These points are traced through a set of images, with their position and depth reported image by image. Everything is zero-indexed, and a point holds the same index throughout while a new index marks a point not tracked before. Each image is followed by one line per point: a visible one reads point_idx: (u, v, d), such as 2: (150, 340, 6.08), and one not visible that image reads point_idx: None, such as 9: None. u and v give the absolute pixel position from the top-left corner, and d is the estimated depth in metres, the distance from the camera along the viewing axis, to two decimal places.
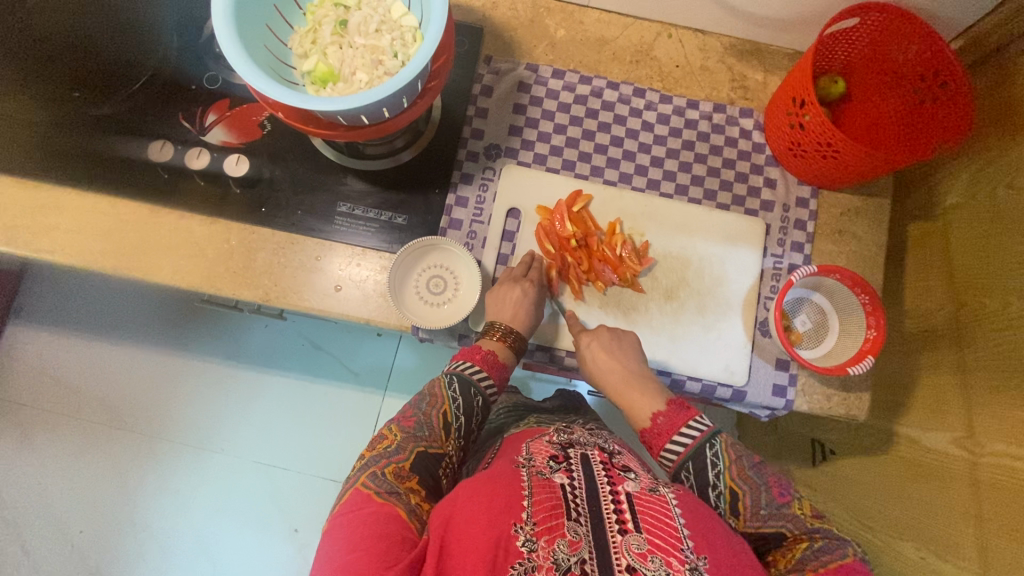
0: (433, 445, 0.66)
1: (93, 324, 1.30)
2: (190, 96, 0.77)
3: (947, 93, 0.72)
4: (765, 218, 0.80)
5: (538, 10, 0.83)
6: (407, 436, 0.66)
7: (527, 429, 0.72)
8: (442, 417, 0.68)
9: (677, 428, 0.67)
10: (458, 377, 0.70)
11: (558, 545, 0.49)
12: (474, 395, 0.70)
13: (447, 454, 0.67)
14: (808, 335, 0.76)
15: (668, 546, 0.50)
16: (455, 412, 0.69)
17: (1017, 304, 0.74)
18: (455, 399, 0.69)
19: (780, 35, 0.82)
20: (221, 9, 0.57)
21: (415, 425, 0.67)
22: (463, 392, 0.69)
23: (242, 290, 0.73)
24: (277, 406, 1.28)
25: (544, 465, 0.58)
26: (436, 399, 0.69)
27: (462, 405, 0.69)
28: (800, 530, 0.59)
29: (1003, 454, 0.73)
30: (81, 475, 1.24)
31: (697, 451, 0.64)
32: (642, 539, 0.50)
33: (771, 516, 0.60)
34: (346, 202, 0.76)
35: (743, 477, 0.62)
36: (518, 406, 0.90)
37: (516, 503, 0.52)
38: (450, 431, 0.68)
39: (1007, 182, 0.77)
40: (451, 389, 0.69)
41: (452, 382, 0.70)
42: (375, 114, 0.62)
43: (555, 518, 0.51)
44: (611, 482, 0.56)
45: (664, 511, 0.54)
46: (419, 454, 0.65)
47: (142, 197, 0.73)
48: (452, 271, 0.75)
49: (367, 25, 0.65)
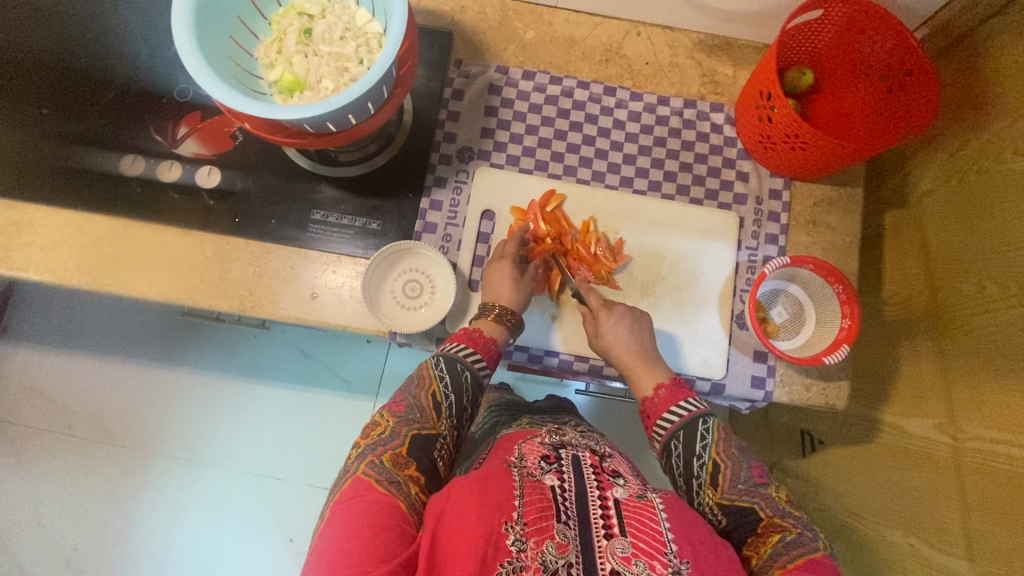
0: (426, 426, 0.66)
1: (79, 339, 1.29)
2: (160, 109, 0.76)
3: (913, 81, 0.73)
4: (739, 211, 0.80)
5: (507, 12, 0.84)
6: (400, 420, 0.65)
7: (521, 429, 0.72)
8: (431, 398, 0.68)
9: (677, 400, 0.68)
10: (445, 356, 0.69)
11: (546, 547, 0.49)
12: (461, 370, 0.68)
13: (441, 434, 0.67)
14: (785, 326, 0.76)
15: (653, 550, 0.50)
16: (445, 391, 0.68)
17: (991, 288, 0.74)
18: (443, 378, 0.68)
19: (747, 29, 0.82)
20: (182, 21, 0.57)
21: (405, 408, 0.67)
22: (450, 369, 0.68)
23: (219, 301, 0.73)
24: (267, 415, 1.28)
25: (535, 466, 0.58)
26: (424, 380, 0.68)
27: (450, 383, 0.68)
28: (772, 510, 0.60)
29: (984, 438, 0.74)
30: (72, 491, 1.24)
31: (689, 422, 0.66)
32: (627, 542, 0.50)
33: (746, 491, 0.62)
34: (320, 209, 0.76)
35: (728, 452, 0.64)
36: (507, 405, 0.90)
37: (507, 502, 0.52)
38: (440, 411, 0.67)
39: (977, 167, 0.78)
40: (438, 367, 0.69)
41: (439, 361, 0.69)
42: (341, 121, 0.63)
43: (544, 519, 0.51)
44: (600, 486, 0.56)
45: (650, 516, 0.54)
46: (414, 438, 0.64)
47: (114, 211, 0.73)
48: (429, 275, 0.75)
49: (331, 33, 0.65)
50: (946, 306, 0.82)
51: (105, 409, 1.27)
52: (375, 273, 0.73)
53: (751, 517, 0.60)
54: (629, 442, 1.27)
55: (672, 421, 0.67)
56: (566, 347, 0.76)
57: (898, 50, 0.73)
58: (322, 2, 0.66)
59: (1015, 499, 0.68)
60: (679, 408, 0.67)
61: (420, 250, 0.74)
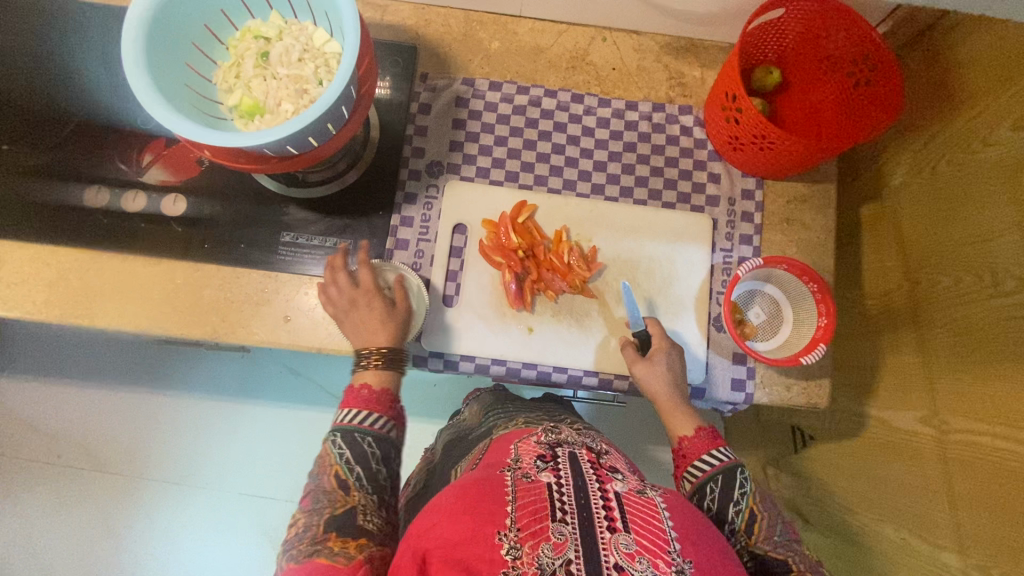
0: (338, 504, 0.57)
1: (57, 370, 1.27)
2: (125, 139, 0.75)
3: (879, 76, 0.72)
4: (712, 213, 0.80)
5: (471, 24, 0.83)
6: (308, 513, 0.57)
7: (519, 429, 0.69)
8: (334, 479, 0.60)
9: (705, 451, 0.66)
10: (341, 430, 0.62)
11: (542, 549, 0.46)
12: (361, 439, 0.62)
13: (359, 505, 0.58)
14: (762, 327, 0.76)
15: (656, 547, 0.48)
16: (346, 467, 0.60)
17: (967, 278, 0.74)
18: (341, 453, 0.61)
19: (712, 30, 0.82)
20: (131, 53, 0.57)
21: (311, 501, 0.59)
22: (348, 443, 0.61)
23: (191, 329, 0.72)
24: (256, 435, 1.27)
25: (531, 466, 0.55)
26: (324, 464, 0.61)
27: (352, 454, 0.61)
28: (807, 565, 0.57)
29: (969, 430, 0.73)
30: (63, 523, 1.23)
31: (728, 469, 0.63)
32: (630, 538, 0.48)
33: (783, 543, 0.59)
34: (289, 232, 0.75)
35: (764, 503, 0.62)
36: (498, 407, 0.87)
37: (500, 509, 0.49)
38: (350, 485, 0.59)
39: (948, 158, 0.78)
40: (334, 445, 0.61)
41: (335, 438, 0.62)
42: (302, 143, 0.62)
43: (539, 521, 0.48)
44: (599, 480, 0.53)
45: (652, 512, 0.51)
46: (329, 517, 0.56)
47: (81, 243, 0.73)
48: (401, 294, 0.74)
49: (289, 55, 0.64)
50: (925, 296, 0.82)
51: (90, 438, 1.25)
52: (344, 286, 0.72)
53: (782, 569, 0.58)
54: (622, 445, 1.26)
55: (710, 465, 0.64)
56: (544, 359, 0.75)
57: (863, 44, 0.72)
58: (278, 24, 0.66)
59: (1005, 491, 0.66)
60: (716, 454, 0.65)
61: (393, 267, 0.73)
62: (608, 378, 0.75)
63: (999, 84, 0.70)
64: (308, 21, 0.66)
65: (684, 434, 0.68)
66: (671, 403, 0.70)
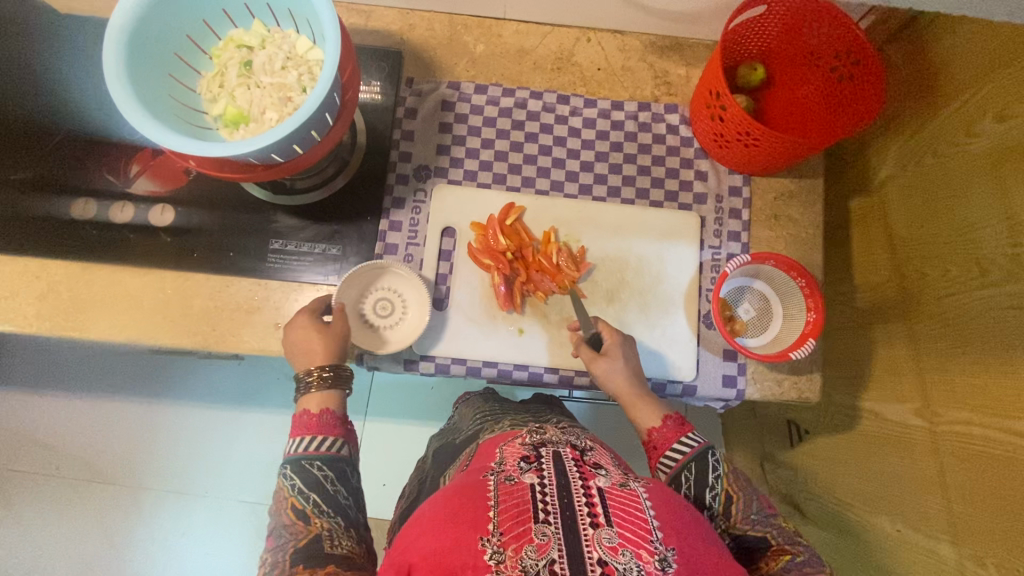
0: (302, 534, 0.57)
1: (50, 383, 1.26)
2: (111, 150, 0.75)
3: (862, 71, 0.72)
4: (700, 211, 0.80)
5: (455, 28, 0.83)
6: (274, 551, 0.57)
7: (506, 431, 0.68)
8: (292, 512, 0.59)
9: (673, 441, 0.66)
10: (291, 461, 0.62)
11: (525, 552, 0.46)
12: (311, 464, 0.61)
13: (325, 530, 0.58)
14: (752, 322, 0.76)
15: (638, 537, 0.48)
16: (301, 497, 0.59)
17: (954, 269, 0.74)
18: (293, 484, 0.60)
19: (696, 28, 0.82)
20: (114, 66, 0.57)
21: (275, 538, 0.58)
22: (298, 472, 0.61)
23: (181, 338, 0.72)
24: (253, 442, 1.26)
25: (514, 467, 0.54)
26: (279, 500, 0.60)
27: (303, 483, 0.60)
28: (784, 539, 0.59)
29: (960, 421, 0.73)
30: (63, 534, 1.23)
31: (701, 454, 0.63)
32: (613, 531, 0.48)
33: (760, 521, 0.60)
34: (278, 239, 0.75)
35: (739, 484, 0.62)
36: (491, 409, 0.87)
37: (481, 515, 0.49)
38: (309, 513, 0.58)
39: (933, 150, 0.78)
40: (286, 477, 0.61)
41: (286, 471, 0.61)
42: (286, 151, 0.62)
43: (522, 523, 0.48)
44: (582, 477, 0.53)
45: (633, 504, 0.51)
46: (297, 549, 0.56)
47: (70, 255, 0.73)
48: (398, 294, 0.75)
49: (272, 64, 0.65)
50: (914, 289, 0.81)
51: (86, 449, 1.25)
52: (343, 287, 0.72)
53: (762, 545, 0.59)
54: (619, 443, 1.26)
55: (682, 454, 0.64)
56: (534, 360, 0.75)
57: (846, 40, 0.72)
58: (261, 33, 0.66)
59: (997, 481, 0.66)
60: (687, 441, 0.65)
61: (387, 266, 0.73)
62: None
63: (981, 75, 0.71)
64: (290, 29, 0.66)
65: (653, 426, 0.68)
66: (634, 393, 0.70)
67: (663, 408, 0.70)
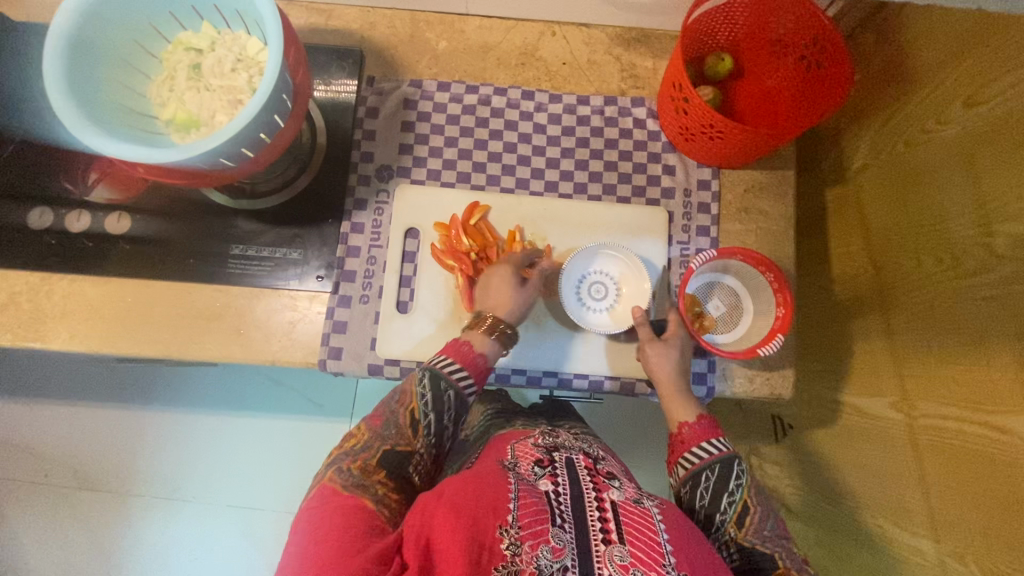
0: (400, 442, 0.62)
1: (17, 391, 1.21)
2: (64, 158, 0.74)
3: (828, 58, 0.70)
4: (668, 206, 0.79)
5: (417, 24, 0.82)
6: (374, 435, 0.62)
7: (514, 432, 0.67)
8: (408, 415, 0.63)
9: (700, 440, 0.65)
10: (430, 372, 0.64)
11: (540, 551, 0.44)
12: (444, 388, 0.63)
13: (416, 452, 0.62)
14: (722, 319, 0.75)
15: (650, 559, 0.45)
16: (423, 409, 0.63)
17: (928, 261, 0.72)
18: (423, 395, 0.63)
19: (661, 19, 0.81)
20: (54, 73, 0.56)
21: (382, 423, 0.63)
22: (433, 387, 0.63)
23: (142, 347, 0.72)
24: (228, 447, 1.22)
25: (529, 472, 0.52)
26: (404, 396, 0.64)
27: (431, 400, 0.63)
28: (793, 565, 0.57)
29: (936, 415, 0.71)
30: (46, 545, 1.19)
31: (726, 459, 0.62)
32: (625, 549, 0.45)
33: (771, 538, 0.59)
34: (238, 244, 0.74)
35: (758, 496, 0.61)
36: (506, 410, 0.85)
37: (501, 504, 0.46)
38: (417, 429, 0.62)
39: (905, 138, 0.76)
40: (420, 384, 0.63)
41: (423, 377, 0.64)
42: (236, 155, 0.61)
43: (540, 522, 0.45)
44: (596, 488, 0.50)
45: (648, 523, 0.48)
46: (386, 454, 0.61)
47: (28, 266, 0.72)
48: (612, 276, 0.76)
49: (221, 66, 0.63)
50: (888, 280, 0.80)
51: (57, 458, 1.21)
52: (549, 261, 0.74)
53: (768, 564, 0.57)
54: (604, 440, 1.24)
55: (708, 453, 0.63)
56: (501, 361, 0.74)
57: (812, 27, 0.70)
58: (210, 35, 0.65)
59: (974, 477, 0.65)
60: (711, 444, 0.64)
61: (616, 249, 0.75)
62: (568, 377, 0.75)
63: (948, 61, 0.69)
64: (240, 31, 0.65)
65: (684, 420, 0.67)
66: (674, 389, 0.68)
67: (694, 404, 0.68)
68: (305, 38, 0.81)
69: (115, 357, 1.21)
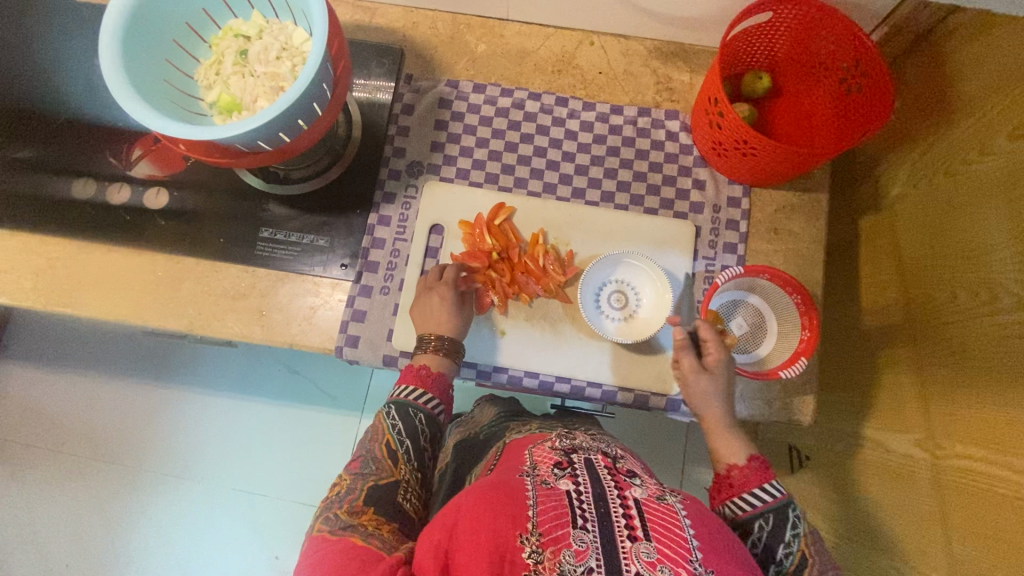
0: (384, 475, 0.60)
1: (45, 356, 1.25)
2: (112, 134, 0.77)
3: (870, 82, 0.69)
4: (695, 220, 0.78)
5: (458, 27, 0.84)
6: (356, 477, 0.59)
7: (532, 435, 0.64)
8: (385, 448, 0.62)
9: (751, 487, 0.59)
10: (397, 403, 0.65)
11: (563, 556, 0.42)
12: (413, 414, 0.65)
13: (403, 480, 0.60)
14: (745, 338, 0.73)
15: (678, 556, 0.43)
16: (397, 438, 0.62)
17: (963, 295, 0.69)
18: (394, 425, 0.63)
19: (700, 35, 0.81)
20: (109, 49, 0.59)
21: (361, 464, 0.61)
22: (402, 416, 0.64)
23: (165, 319, 0.73)
24: (239, 429, 1.23)
25: (549, 472, 0.50)
26: (377, 432, 0.63)
27: (403, 429, 0.63)
28: None
29: (966, 457, 0.67)
30: (56, 509, 1.21)
31: (781, 507, 0.57)
32: (651, 546, 0.43)
33: None
34: (268, 227, 0.76)
35: (818, 547, 0.56)
36: (509, 414, 0.85)
37: (521, 512, 0.45)
38: (397, 459, 0.61)
39: (946, 167, 0.75)
40: (389, 416, 0.64)
41: (391, 410, 0.65)
42: (273, 139, 0.63)
43: (560, 526, 0.44)
44: (617, 486, 0.48)
45: (672, 520, 0.46)
46: (372, 489, 0.58)
47: (66, 234, 0.75)
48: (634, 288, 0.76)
49: (267, 53, 0.65)
50: (919, 312, 0.77)
51: (74, 425, 1.23)
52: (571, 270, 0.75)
53: None
54: None
55: (758, 503, 0.57)
56: (515, 363, 0.74)
57: (853, 49, 0.69)
58: (259, 24, 0.67)
59: (998, 525, 0.61)
60: (766, 491, 0.58)
61: (641, 258, 0.74)
62: (581, 385, 0.74)
63: (990, 97, 0.68)
64: (288, 21, 0.67)
65: (734, 462, 0.61)
66: (719, 421, 0.65)
67: (745, 446, 0.63)
68: (350, 34, 0.83)
69: (139, 331, 1.24)
